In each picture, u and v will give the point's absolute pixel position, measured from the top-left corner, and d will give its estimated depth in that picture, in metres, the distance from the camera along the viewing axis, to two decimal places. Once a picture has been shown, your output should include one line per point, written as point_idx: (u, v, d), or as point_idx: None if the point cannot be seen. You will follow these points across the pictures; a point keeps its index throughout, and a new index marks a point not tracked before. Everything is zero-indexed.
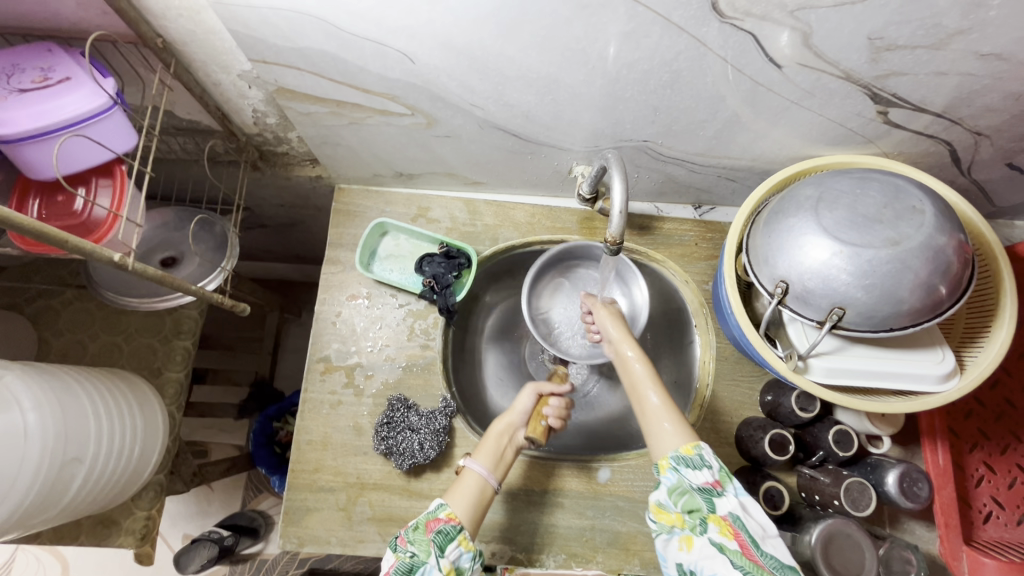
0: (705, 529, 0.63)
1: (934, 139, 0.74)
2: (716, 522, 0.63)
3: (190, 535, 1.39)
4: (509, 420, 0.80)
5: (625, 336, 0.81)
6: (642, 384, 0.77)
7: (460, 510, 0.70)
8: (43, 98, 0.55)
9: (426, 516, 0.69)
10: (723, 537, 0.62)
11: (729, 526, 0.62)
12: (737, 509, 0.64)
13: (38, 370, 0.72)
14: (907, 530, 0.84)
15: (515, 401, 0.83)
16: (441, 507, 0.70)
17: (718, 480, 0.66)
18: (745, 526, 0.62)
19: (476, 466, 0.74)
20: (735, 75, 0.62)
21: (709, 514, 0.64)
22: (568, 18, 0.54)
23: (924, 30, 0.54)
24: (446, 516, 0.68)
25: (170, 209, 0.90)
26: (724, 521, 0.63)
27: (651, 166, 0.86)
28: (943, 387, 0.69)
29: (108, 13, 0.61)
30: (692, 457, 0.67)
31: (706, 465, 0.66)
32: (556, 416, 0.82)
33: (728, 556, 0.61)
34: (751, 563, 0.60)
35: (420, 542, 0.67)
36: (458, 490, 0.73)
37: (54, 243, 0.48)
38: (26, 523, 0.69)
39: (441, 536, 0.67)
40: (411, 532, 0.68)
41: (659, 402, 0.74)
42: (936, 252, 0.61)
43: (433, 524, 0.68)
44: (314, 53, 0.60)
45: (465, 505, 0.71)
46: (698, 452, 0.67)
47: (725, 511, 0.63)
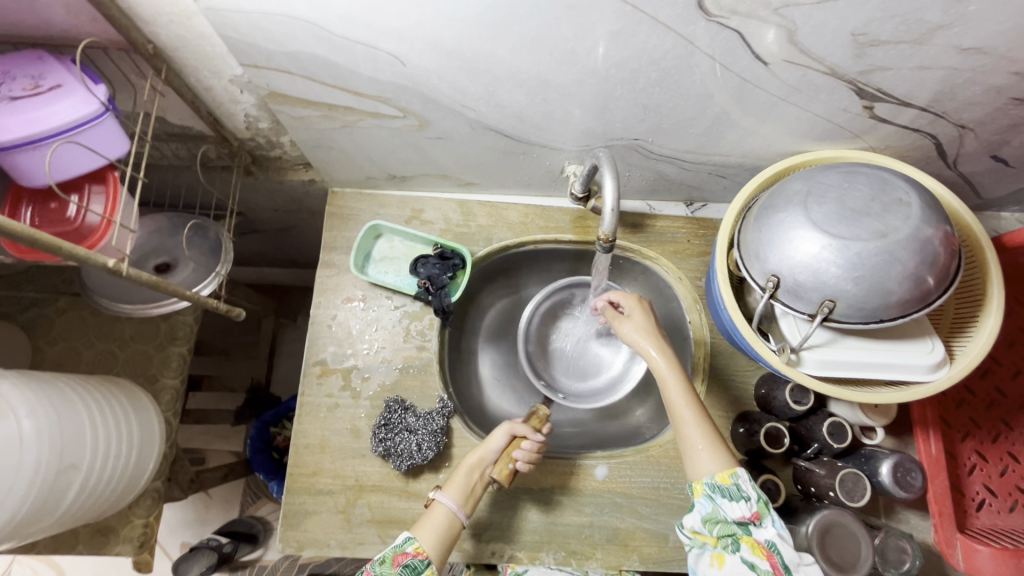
0: (737, 549, 0.64)
1: (920, 133, 0.75)
2: (749, 543, 0.64)
3: (188, 542, 1.39)
4: (483, 456, 0.80)
5: (646, 340, 0.77)
6: (668, 388, 0.73)
7: (427, 544, 0.72)
8: (33, 106, 0.55)
9: (395, 548, 0.71)
10: (755, 557, 0.63)
11: (763, 548, 0.63)
12: (776, 538, 0.64)
13: (33, 378, 0.71)
14: (902, 520, 0.85)
15: (487, 438, 0.82)
16: (408, 540, 0.72)
17: (757, 511, 0.65)
18: (779, 552, 0.63)
19: (444, 501, 0.76)
20: (723, 73, 0.63)
21: (744, 536, 0.65)
22: (557, 19, 0.54)
23: (906, 25, 0.55)
24: (413, 551, 0.70)
25: (163, 215, 0.89)
26: (759, 544, 0.64)
27: (643, 164, 0.87)
28: (933, 376, 0.70)
29: (98, 20, 0.61)
30: (729, 487, 0.65)
31: (743, 496, 0.65)
32: (526, 460, 0.79)
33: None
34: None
35: (386, 574, 0.68)
36: (426, 523, 0.74)
37: (48, 250, 0.48)
38: (22, 531, 0.69)
39: (408, 570, 0.69)
40: (377, 565, 0.69)
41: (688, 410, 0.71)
42: (922, 243, 0.62)
43: (402, 558, 0.70)
44: (306, 57, 0.60)
45: (432, 538, 0.73)
46: (735, 482, 0.65)
47: (762, 537, 0.64)
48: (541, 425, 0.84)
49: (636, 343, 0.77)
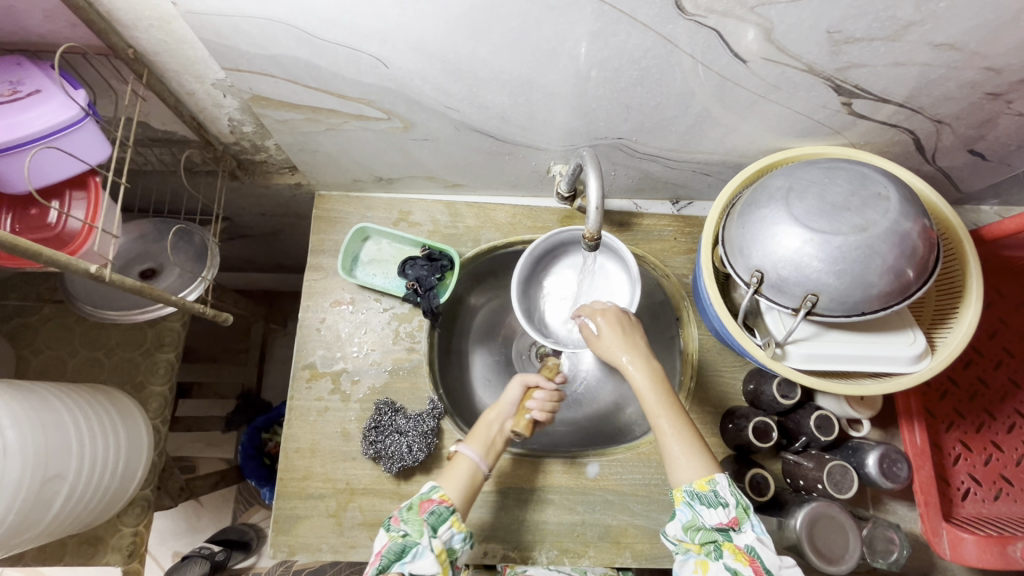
0: (720, 555, 0.65)
1: (898, 129, 0.76)
2: (730, 549, 0.64)
3: (180, 551, 1.38)
4: (503, 408, 0.80)
5: (626, 352, 0.75)
6: (650, 405, 0.72)
7: (453, 492, 0.72)
8: (12, 111, 0.54)
9: (420, 496, 0.71)
10: (738, 563, 0.63)
11: (744, 554, 0.63)
12: (755, 541, 0.64)
13: (16, 387, 0.70)
14: (890, 511, 0.86)
15: (503, 392, 0.82)
16: (434, 489, 0.71)
17: (735, 517, 0.65)
18: (760, 556, 0.63)
19: (467, 451, 0.75)
20: (703, 71, 0.64)
21: (725, 542, 0.65)
22: (537, 19, 0.55)
23: (880, 23, 0.56)
24: (439, 497, 0.70)
25: (148, 221, 0.89)
26: (740, 550, 0.64)
27: (628, 164, 0.87)
28: (916, 367, 0.71)
29: (77, 26, 0.60)
30: (706, 494, 0.66)
31: (721, 503, 0.65)
32: (541, 409, 0.79)
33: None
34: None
35: (414, 521, 0.68)
36: (451, 473, 0.74)
37: (29, 256, 0.48)
38: (8, 542, 0.68)
39: (435, 516, 0.68)
40: (405, 512, 0.69)
41: (670, 426, 0.71)
42: (902, 237, 0.63)
43: (427, 505, 0.70)
44: (288, 60, 0.60)
45: (458, 487, 0.72)
46: (712, 488, 0.66)
47: (743, 542, 0.64)
48: (553, 374, 0.85)
49: (613, 360, 0.75)
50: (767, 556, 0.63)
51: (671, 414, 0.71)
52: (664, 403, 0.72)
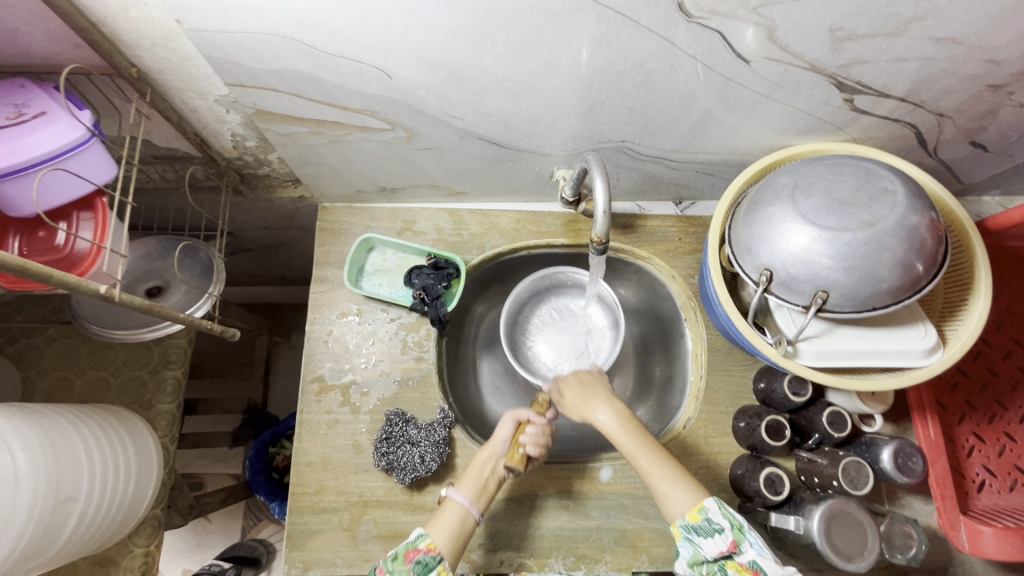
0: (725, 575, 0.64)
1: (900, 123, 0.77)
2: (734, 567, 0.63)
3: (190, 569, 1.37)
4: (495, 443, 0.78)
5: (592, 401, 0.76)
6: (627, 447, 0.71)
7: (440, 540, 0.69)
8: (18, 134, 0.54)
9: (407, 545, 0.68)
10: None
11: (748, 570, 0.62)
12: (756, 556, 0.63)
13: (26, 411, 0.70)
14: (906, 506, 0.86)
15: (494, 430, 0.80)
16: (421, 536, 0.68)
17: (733, 540, 0.63)
18: (763, 569, 0.61)
19: (455, 495, 0.73)
20: (705, 72, 0.64)
21: (729, 561, 0.64)
22: (540, 26, 0.55)
23: (882, 19, 0.57)
24: (425, 546, 0.67)
25: (152, 238, 0.88)
26: (742, 567, 0.63)
27: (630, 166, 0.87)
28: (928, 361, 0.71)
29: (80, 46, 0.60)
30: (701, 524, 0.65)
31: (716, 530, 0.64)
32: (535, 444, 0.78)
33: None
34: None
35: (400, 572, 0.65)
36: (439, 518, 0.71)
37: (38, 279, 0.47)
38: (22, 568, 0.67)
39: (420, 567, 0.66)
40: (390, 562, 0.66)
41: (651, 462, 0.69)
42: (910, 231, 0.63)
43: (413, 555, 0.67)
44: (292, 74, 0.60)
45: (444, 533, 0.69)
46: (705, 517, 0.65)
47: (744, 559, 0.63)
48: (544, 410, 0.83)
49: (584, 415, 0.76)
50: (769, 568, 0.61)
51: (648, 451, 0.70)
52: (638, 442, 0.71)
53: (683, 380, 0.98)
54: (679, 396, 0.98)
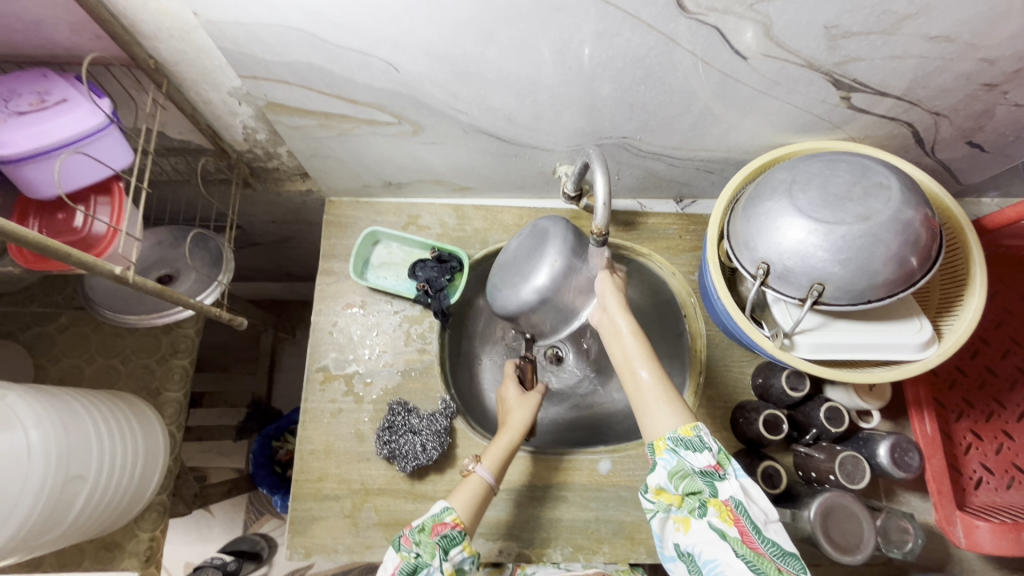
0: (704, 513, 0.60)
1: (896, 122, 0.78)
2: (715, 506, 0.59)
3: (191, 562, 1.37)
4: (516, 422, 0.78)
5: (620, 304, 0.68)
6: (631, 359, 0.67)
7: (463, 513, 0.70)
8: (40, 119, 0.56)
9: (433, 518, 0.68)
10: (722, 523, 0.58)
11: (730, 510, 0.59)
12: (739, 493, 0.60)
13: (39, 390, 0.72)
14: (904, 502, 0.86)
15: (515, 411, 0.79)
16: (446, 511, 0.69)
17: (718, 462, 0.61)
18: (746, 510, 0.58)
19: (484, 472, 0.73)
20: (705, 68, 0.66)
21: (710, 498, 0.60)
22: (543, 20, 0.57)
23: (875, 16, 0.58)
24: (452, 521, 0.68)
25: (165, 228, 0.91)
26: (725, 506, 0.59)
27: (632, 163, 0.89)
28: (924, 354, 0.72)
29: (101, 38, 0.63)
30: (692, 439, 0.61)
31: (706, 447, 0.61)
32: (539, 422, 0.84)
33: (724, 545, 0.58)
34: (751, 553, 0.56)
35: (425, 544, 0.66)
36: (462, 491, 0.73)
37: (57, 257, 0.49)
38: (29, 545, 0.69)
39: (446, 540, 0.66)
40: (417, 533, 0.67)
41: (650, 379, 0.66)
42: (904, 225, 0.64)
43: (440, 528, 0.67)
44: (302, 66, 0.62)
45: (467, 505, 0.71)
46: (697, 433, 0.61)
47: (726, 495, 0.59)
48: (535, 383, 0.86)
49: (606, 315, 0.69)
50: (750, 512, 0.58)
51: (649, 366, 0.66)
52: (643, 357, 0.67)
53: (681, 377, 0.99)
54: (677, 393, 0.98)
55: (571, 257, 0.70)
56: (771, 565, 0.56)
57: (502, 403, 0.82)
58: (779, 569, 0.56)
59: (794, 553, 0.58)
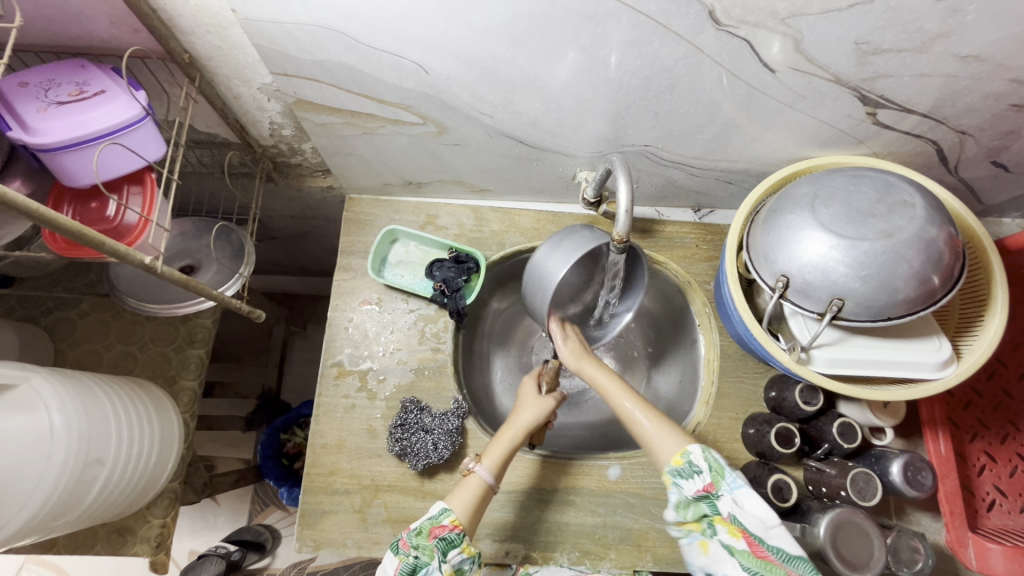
0: (715, 532, 0.64)
1: (921, 139, 0.78)
2: (721, 525, 0.63)
3: (196, 550, 1.38)
4: (522, 421, 0.79)
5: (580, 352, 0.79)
6: (614, 396, 0.74)
7: (461, 514, 0.70)
8: (79, 109, 0.58)
9: (430, 520, 0.69)
10: (731, 539, 0.62)
11: (734, 527, 0.62)
12: (734, 508, 0.62)
13: (62, 374, 0.73)
14: (914, 521, 0.86)
15: (525, 408, 0.80)
16: (444, 512, 0.69)
17: (711, 482, 0.63)
18: (745, 525, 0.61)
19: (483, 472, 0.74)
20: (732, 80, 0.66)
21: (715, 519, 0.63)
22: (575, 28, 0.57)
23: (907, 34, 0.58)
24: (451, 524, 0.68)
25: (189, 219, 0.92)
26: (729, 523, 0.62)
27: (653, 171, 0.89)
28: (941, 374, 0.72)
29: (138, 31, 0.64)
30: (682, 467, 0.65)
31: (696, 471, 0.64)
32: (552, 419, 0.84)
33: (738, 559, 0.62)
34: (761, 561, 0.60)
35: (424, 546, 0.67)
36: (460, 491, 0.73)
37: (92, 246, 0.50)
38: (48, 527, 0.70)
39: (445, 542, 0.67)
40: (416, 537, 0.68)
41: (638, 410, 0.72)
42: (928, 243, 0.64)
43: (438, 530, 0.68)
44: (334, 65, 0.63)
45: (465, 507, 0.71)
46: (687, 459, 0.65)
47: (725, 513, 0.62)
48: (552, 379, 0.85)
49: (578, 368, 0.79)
50: (750, 522, 0.61)
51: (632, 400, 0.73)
52: (625, 393, 0.74)
53: (694, 386, 0.99)
54: (689, 402, 0.99)
55: (554, 253, 0.72)
56: (781, 570, 0.59)
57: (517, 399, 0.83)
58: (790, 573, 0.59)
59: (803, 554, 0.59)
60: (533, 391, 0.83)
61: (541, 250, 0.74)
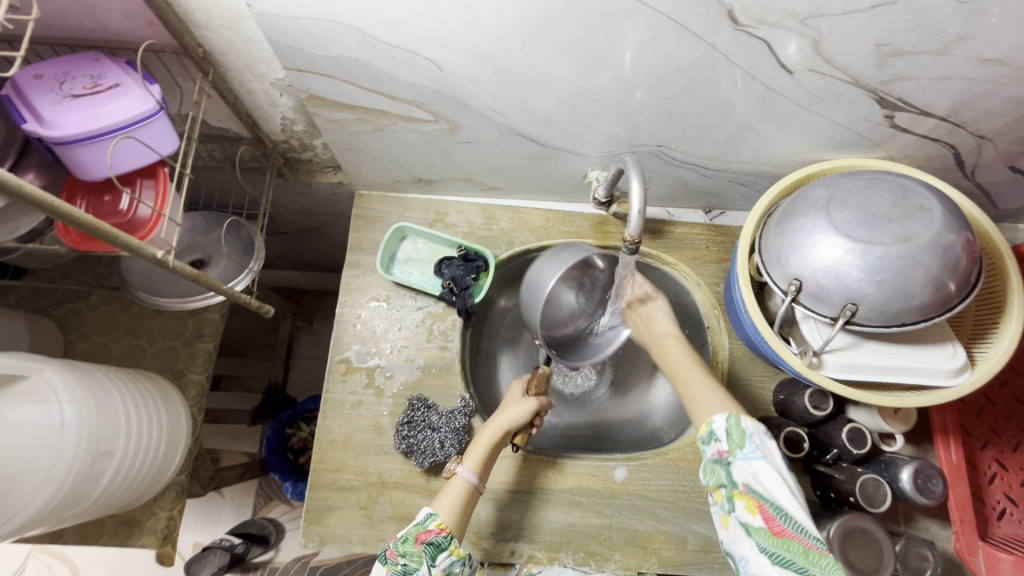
0: (734, 508, 0.64)
1: (939, 143, 0.77)
2: (741, 499, 0.63)
3: (200, 542, 1.38)
4: (504, 421, 0.78)
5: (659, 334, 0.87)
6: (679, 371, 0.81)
7: (448, 518, 0.70)
8: (94, 103, 0.58)
9: (417, 526, 0.69)
10: (748, 514, 0.62)
11: (752, 500, 0.62)
12: (750, 478, 0.63)
13: (72, 366, 0.74)
14: (923, 529, 0.85)
15: (509, 408, 0.80)
16: (430, 517, 0.70)
17: (728, 449, 0.66)
18: (762, 496, 0.61)
19: (466, 473, 0.74)
20: (748, 81, 0.65)
21: (734, 491, 0.64)
22: (591, 26, 0.57)
23: (928, 36, 0.57)
24: (436, 527, 0.68)
25: (199, 213, 0.92)
26: (746, 496, 0.63)
27: (665, 171, 0.89)
28: (955, 381, 0.71)
29: (153, 25, 0.64)
30: (705, 434, 0.69)
31: (716, 438, 0.68)
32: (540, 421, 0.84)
33: (755, 537, 0.61)
34: (776, 539, 0.60)
35: (412, 553, 0.67)
36: (446, 494, 0.73)
37: (105, 238, 0.50)
38: (57, 518, 0.70)
39: (432, 547, 0.67)
40: (402, 544, 0.68)
41: (696, 379, 0.78)
42: (945, 248, 0.63)
43: (425, 536, 0.68)
44: (347, 61, 0.63)
45: (451, 512, 0.71)
46: (710, 428, 0.69)
47: (741, 484, 0.63)
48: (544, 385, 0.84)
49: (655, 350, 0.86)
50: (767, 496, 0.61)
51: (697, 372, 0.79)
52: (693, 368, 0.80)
53: None
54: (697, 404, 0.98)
55: (549, 263, 0.80)
56: (796, 544, 0.59)
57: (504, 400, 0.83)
58: (805, 546, 0.59)
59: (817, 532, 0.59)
60: (518, 394, 0.83)
61: (541, 262, 0.82)
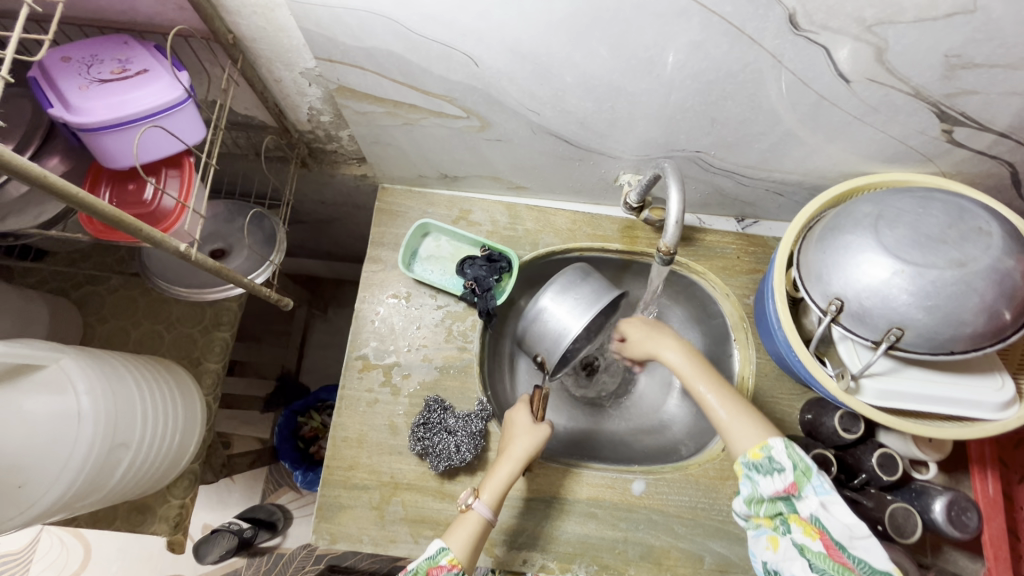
0: (789, 530, 0.62)
1: (997, 160, 0.73)
2: (799, 524, 0.61)
3: (209, 524, 1.39)
4: (517, 451, 0.76)
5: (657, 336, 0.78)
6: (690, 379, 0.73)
7: (460, 553, 0.69)
8: (121, 89, 0.56)
9: (427, 560, 0.68)
10: (807, 539, 0.60)
11: (813, 527, 0.60)
12: (815, 509, 0.60)
13: (90, 354, 0.73)
14: (951, 560, 0.82)
15: (521, 437, 0.77)
16: (441, 551, 0.68)
17: (794, 482, 0.61)
18: (827, 527, 0.59)
19: (481, 508, 0.72)
20: (801, 89, 0.62)
21: (792, 515, 0.62)
22: (641, 26, 0.54)
23: (1003, 49, 0.53)
24: (447, 563, 0.67)
25: (222, 201, 0.91)
26: (807, 523, 0.60)
27: (700, 177, 0.85)
28: (1000, 415, 0.68)
29: (183, 8, 0.62)
30: (762, 462, 0.63)
31: (777, 469, 0.62)
32: None
33: (809, 560, 0.60)
34: (838, 567, 0.58)
35: None
36: (459, 528, 0.71)
37: (129, 232, 0.49)
38: (72, 507, 0.70)
39: None
40: None
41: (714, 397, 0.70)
42: (1003, 275, 0.59)
43: (436, 572, 0.67)
44: (381, 53, 0.60)
45: (464, 546, 0.69)
46: (768, 455, 0.63)
47: (806, 512, 0.60)
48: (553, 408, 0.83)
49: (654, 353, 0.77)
50: (834, 526, 0.59)
51: (712, 387, 0.71)
52: (705, 378, 0.72)
53: None
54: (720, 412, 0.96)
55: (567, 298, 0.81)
56: None
57: (511, 426, 0.80)
58: None
59: (886, 568, 0.58)
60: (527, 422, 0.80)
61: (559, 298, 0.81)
